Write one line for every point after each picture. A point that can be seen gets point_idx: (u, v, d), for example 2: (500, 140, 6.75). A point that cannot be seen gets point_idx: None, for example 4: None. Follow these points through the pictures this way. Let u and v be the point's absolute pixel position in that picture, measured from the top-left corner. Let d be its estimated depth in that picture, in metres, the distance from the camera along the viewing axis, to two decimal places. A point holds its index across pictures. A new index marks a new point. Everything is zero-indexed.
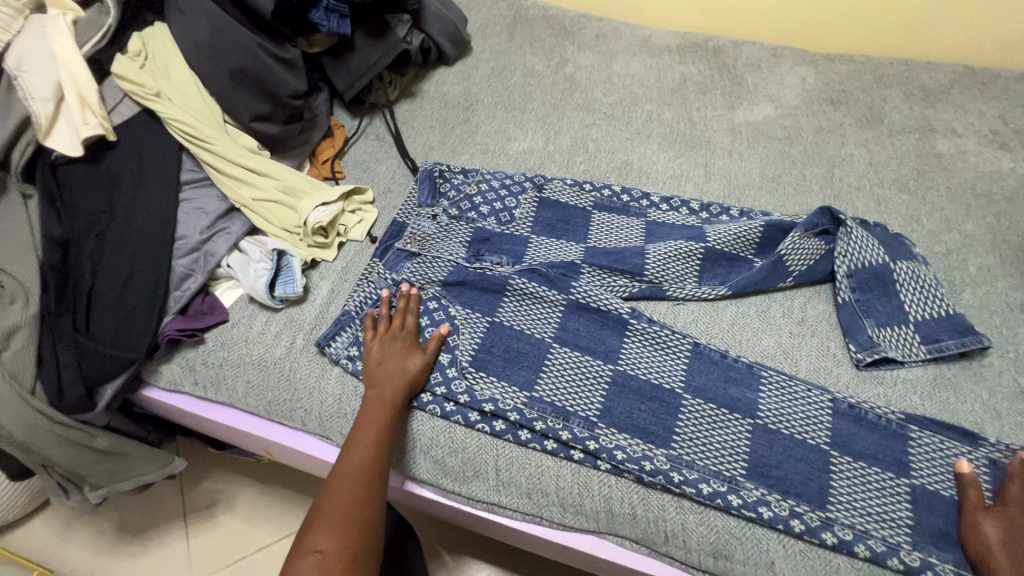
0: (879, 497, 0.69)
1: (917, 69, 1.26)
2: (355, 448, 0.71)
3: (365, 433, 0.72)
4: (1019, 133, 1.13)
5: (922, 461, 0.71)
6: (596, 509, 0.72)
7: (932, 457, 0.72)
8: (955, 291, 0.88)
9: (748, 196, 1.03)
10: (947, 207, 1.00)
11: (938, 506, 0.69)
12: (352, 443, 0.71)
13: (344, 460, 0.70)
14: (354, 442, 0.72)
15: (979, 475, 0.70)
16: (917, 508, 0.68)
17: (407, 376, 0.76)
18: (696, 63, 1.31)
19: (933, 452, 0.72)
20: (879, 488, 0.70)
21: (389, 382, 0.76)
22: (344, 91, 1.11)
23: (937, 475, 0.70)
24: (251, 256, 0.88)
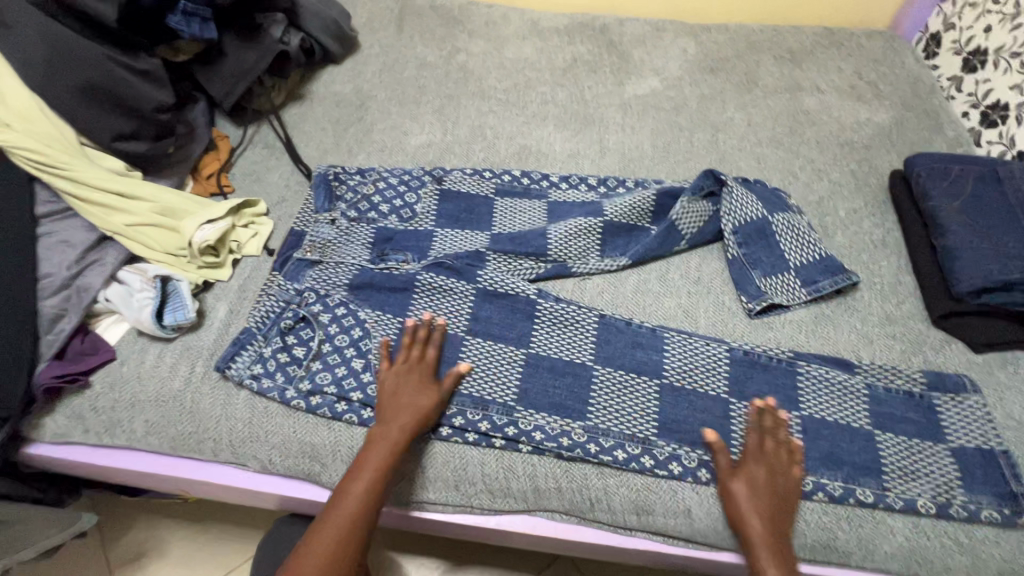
0: None
1: (783, 33, 1.35)
2: (341, 509, 0.66)
3: (359, 482, 0.68)
4: (873, 85, 1.24)
5: (809, 393, 0.78)
6: (523, 490, 0.74)
7: (818, 388, 0.79)
8: (828, 235, 0.97)
9: (642, 167, 1.08)
10: (817, 159, 1.09)
11: (825, 432, 0.76)
12: (341, 500, 0.67)
13: (323, 525, 0.65)
14: (343, 499, 0.67)
15: (857, 397, 0.78)
16: (807, 436, 0.75)
17: (415, 414, 0.72)
18: (585, 42, 1.34)
19: (819, 384, 0.79)
20: None
21: (394, 423, 0.72)
22: (223, 99, 1.05)
23: (822, 404, 0.78)
24: (133, 287, 0.81)
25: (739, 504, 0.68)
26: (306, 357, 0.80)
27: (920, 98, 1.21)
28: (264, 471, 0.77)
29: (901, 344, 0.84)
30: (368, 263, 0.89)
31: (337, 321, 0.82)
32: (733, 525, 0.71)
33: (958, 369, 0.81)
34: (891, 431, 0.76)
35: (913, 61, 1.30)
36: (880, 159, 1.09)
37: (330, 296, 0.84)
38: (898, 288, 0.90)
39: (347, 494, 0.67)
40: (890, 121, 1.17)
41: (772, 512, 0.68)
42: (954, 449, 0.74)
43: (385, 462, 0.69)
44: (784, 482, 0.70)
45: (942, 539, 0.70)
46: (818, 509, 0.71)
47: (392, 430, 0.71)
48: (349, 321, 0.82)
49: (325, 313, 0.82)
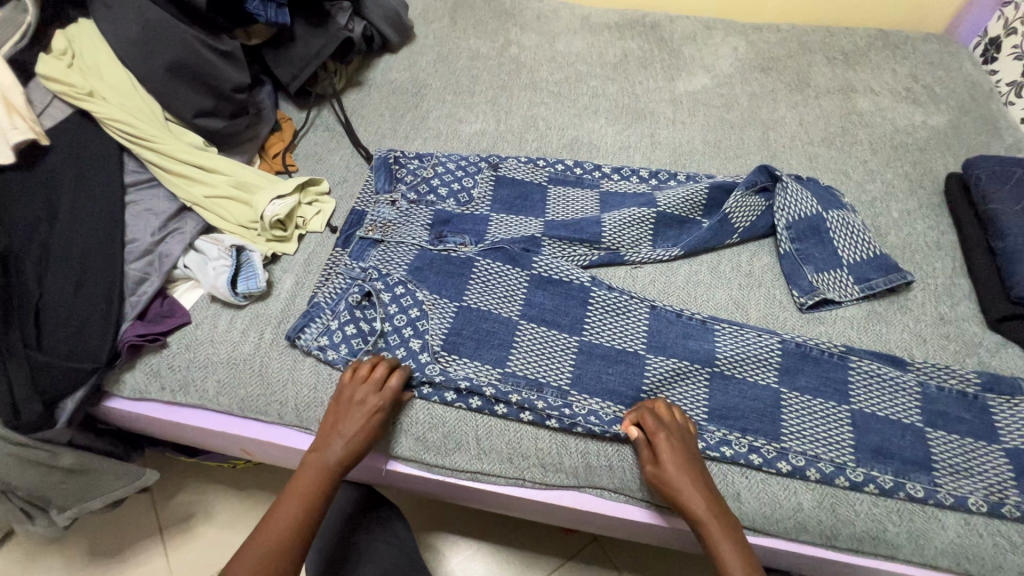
0: (826, 424, 0.76)
1: (836, 34, 1.35)
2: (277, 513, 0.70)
3: (287, 496, 0.71)
4: (928, 88, 1.23)
5: (861, 387, 0.79)
6: (575, 465, 0.76)
7: (870, 383, 0.79)
8: (882, 235, 0.97)
9: (693, 162, 1.09)
10: (871, 160, 1.09)
11: (875, 426, 0.76)
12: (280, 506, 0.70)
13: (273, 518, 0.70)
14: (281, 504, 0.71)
15: (909, 394, 0.78)
16: (858, 430, 0.76)
17: (346, 447, 0.72)
18: (636, 38, 1.35)
19: (870, 379, 0.80)
20: (826, 416, 0.77)
21: (337, 449, 0.72)
22: (289, 83, 1.09)
23: (872, 399, 0.78)
24: (209, 255, 0.86)
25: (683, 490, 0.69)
26: (369, 332, 0.83)
27: (978, 103, 1.20)
28: None
29: (955, 345, 0.84)
30: (427, 245, 0.92)
31: (397, 300, 0.85)
32: (781, 511, 0.72)
33: (1014, 372, 0.81)
34: (943, 429, 0.76)
35: (971, 66, 1.28)
36: (935, 162, 1.08)
37: (392, 276, 0.87)
38: (953, 290, 0.90)
39: (282, 502, 0.71)
40: (947, 125, 1.16)
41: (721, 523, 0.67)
42: (1007, 450, 0.74)
43: (314, 487, 0.72)
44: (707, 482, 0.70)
45: (994, 537, 0.70)
46: (868, 501, 0.72)
47: (327, 460, 0.72)
48: (409, 301, 0.85)
49: (386, 292, 0.85)
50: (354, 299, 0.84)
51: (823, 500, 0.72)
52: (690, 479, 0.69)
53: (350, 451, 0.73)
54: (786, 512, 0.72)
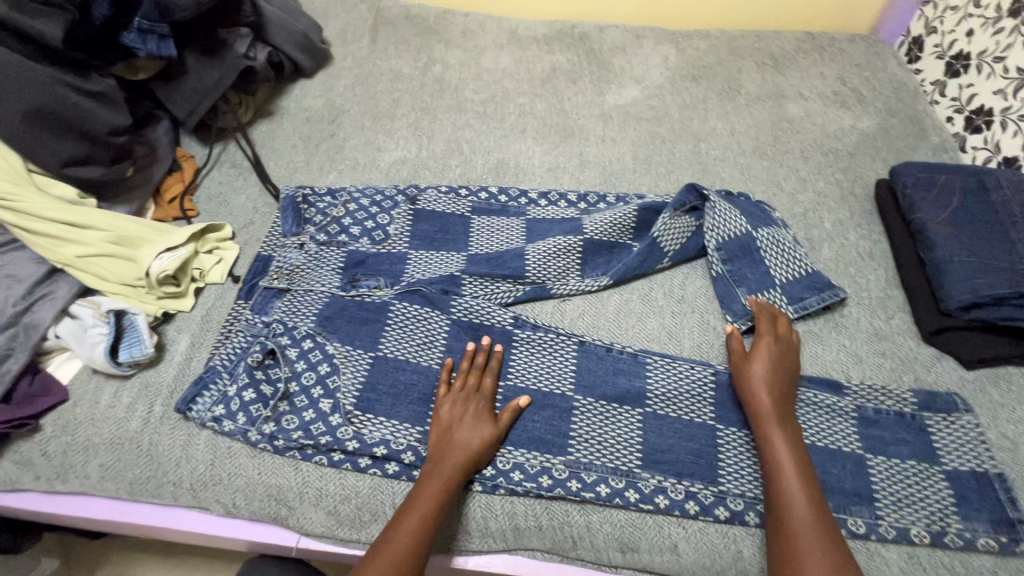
0: None
1: (764, 39, 1.33)
2: (403, 523, 0.64)
3: (414, 507, 0.65)
4: (856, 91, 1.22)
5: (798, 416, 0.75)
6: (503, 528, 0.70)
7: (807, 411, 0.76)
8: (815, 248, 0.94)
9: (623, 180, 1.05)
10: (802, 168, 1.07)
11: (815, 457, 0.73)
12: (397, 523, 0.64)
13: (387, 544, 0.62)
14: (406, 515, 0.64)
15: (847, 420, 0.75)
16: None
17: (469, 450, 0.69)
18: (564, 51, 1.31)
19: (807, 407, 0.76)
20: None
21: (462, 451, 0.69)
22: (186, 118, 1.01)
23: (810, 429, 0.75)
24: (86, 322, 0.76)
25: (756, 372, 0.73)
26: (273, 396, 0.75)
27: (904, 104, 1.20)
28: (228, 514, 0.72)
29: (891, 362, 0.81)
30: (338, 290, 0.84)
31: (304, 356, 0.77)
32: (721, 561, 0.68)
33: (950, 387, 0.79)
34: (882, 454, 0.73)
35: (896, 66, 1.28)
36: (864, 168, 1.07)
37: (299, 330, 0.79)
38: (887, 303, 0.87)
39: (403, 514, 0.65)
40: (875, 128, 1.15)
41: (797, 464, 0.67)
42: (947, 473, 0.72)
43: (451, 487, 0.67)
44: (782, 381, 0.73)
45: (938, 569, 0.67)
46: None
47: (452, 463, 0.68)
48: (317, 354, 0.77)
49: (292, 348, 0.78)
50: (255, 361, 0.76)
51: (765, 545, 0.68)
52: (767, 380, 0.73)
53: (477, 449, 0.70)
54: (727, 561, 0.68)
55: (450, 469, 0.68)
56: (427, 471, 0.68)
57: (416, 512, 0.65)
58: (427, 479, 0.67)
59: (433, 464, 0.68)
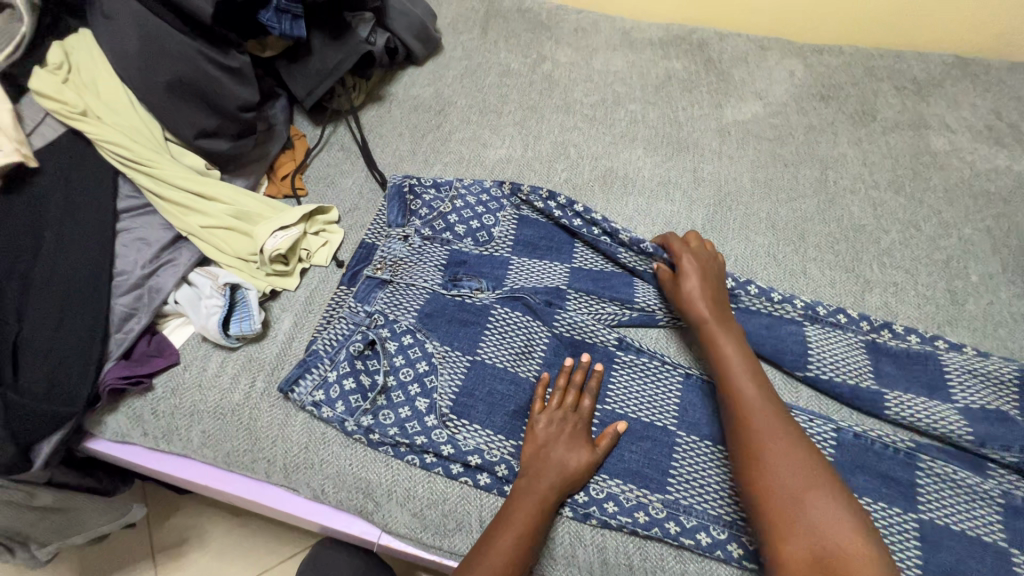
0: (885, 535, 0.65)
1: (907, 60, 1.21)
2: (498, 542, 0.62)
3: (506, 528, 0.63)
4: (1014, 127, 1.09)
5: (930, 492, 0.67)
6: (591, 561, 0.66)
7: (941, 487, 0.68)
8: (958, 303, 0.84)
9: (740, 202, 0.97)
10: (945, 210, 0.96)
11: (950, 542, 0.64)
12: (491, 543, 0.62)
13: (481, 563, 0.61)
14: (500, 536, 0.62)
15: (991, 505, 0.66)
16: (926, 547, 0.64)
17: (564, 474, 0.66)
18: (681, 58, 1.24)
19: (941, 482, 0.68)
20: (886, 526, 0.66)
21: (555, 472, 0.66)
22: (304, 98, 1.02)
23: (945, 508, 0.66)
24: (202, 291, 0.79)
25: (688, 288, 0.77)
26: (371, 388, 0.74)
27: None
28: (316, 499, 0.73)
29: None
30: (441, 286, 0.83)
31: (404, 351, 0.76)
32: None
33: None
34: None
35: None
36: (1022, 216, 0.95)
37: (402, 323, 0.79)
38: None
39: (496, 533, 0.63)
40: None
41: (755, 381, 0.68)
42: None
43: (544, 510, 0.64)
44: (713, 287, 0.78)
45: None
46: None
47: (546, 485, 0.65)
48: (418, 350, 0.76)
49: (394, 342, 0.77)
50: (358, 350, 0.76)
51: None
52: (699, 295, 0.76)
53: (572, 472, 0.66)
54: None
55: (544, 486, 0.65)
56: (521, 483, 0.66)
57: (510, 533, 0.62)
58: (519, 498, 0.65)
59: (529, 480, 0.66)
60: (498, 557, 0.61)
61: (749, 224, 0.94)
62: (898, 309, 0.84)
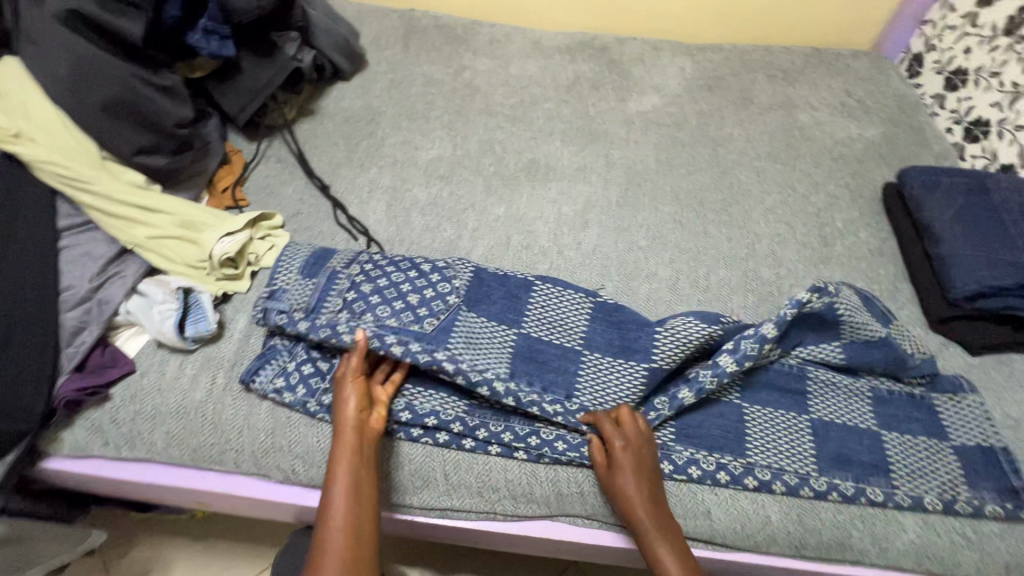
0: (786, 435, 0.77)
1: (774, 53, 1.42)
2: (337, 475, 0.67)
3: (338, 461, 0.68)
4: (862, 102, 1.30)
5: (817, 395, 0.81)
6: (547, 494, 0.75)
7: (825, 391, 0.81)
8: (828, 245, 1.01)
9: (647, 180, 1.11)
10: (813, 172, 1.14)
11: (834, 432, 0.78)
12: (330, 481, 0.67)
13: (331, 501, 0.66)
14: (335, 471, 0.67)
15: (863, 399, 0.81)
16: (817, 440, 0.77)
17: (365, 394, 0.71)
18: (587, 61, 1.39)
19: (828, 387, 0.82)
20: (786, 427, 0.78)
21: (357, 395, 0.71)
22: (237, 115, 1.07)
23: (829, 407, 0.80)
24: (154, 298, 0.81)
25: (629, 496, 0.70)
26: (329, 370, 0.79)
27: (906, 115, 1.27)
28: (287, 480, 0.77)
29: None
30: (391, 284, 0.80)
31: (351, 323, 0.77)
32: (749, 526, 0.73)
33: (956, 370, 0.85)
34: (892, 424, 0.79)
35: (899, 80, 1.36)
36: (872, 172, 1.14)
37: (353, 299, 0.80)
38: (896, 295, 0.94)
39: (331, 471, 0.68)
40: (880, 136, 1.22)
41: (662, 532, 0.69)
42: (955, 447, 0.77)
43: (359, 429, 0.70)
44: (654, 489, 0.71)
45: (950, 535, 0.72)
46: (833, 510, 0.74)
47: (352, 410, 0.70)
48: (367, 322, 0.78)
49: (343, 310, 0.78)
50: (306, 320, 0.78)
51: (790, 513, 0.73)
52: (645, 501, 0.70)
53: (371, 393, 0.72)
54: (754, 527, 0.73)
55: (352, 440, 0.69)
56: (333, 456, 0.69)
57: (343, 462, 0.68)
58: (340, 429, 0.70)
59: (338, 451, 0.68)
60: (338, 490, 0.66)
61: (656, 197, 1.08)
62: (783, 254, 0.99)
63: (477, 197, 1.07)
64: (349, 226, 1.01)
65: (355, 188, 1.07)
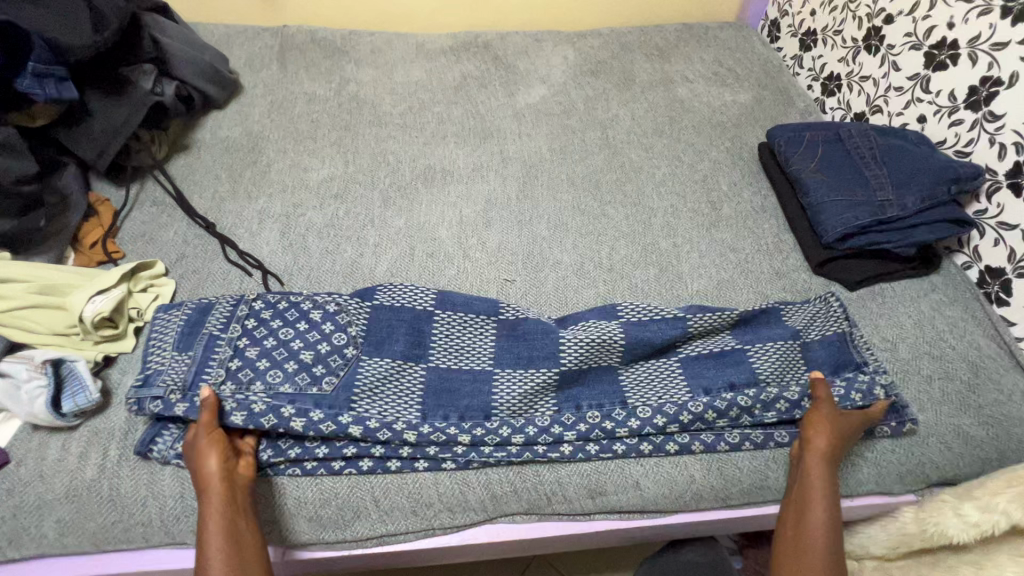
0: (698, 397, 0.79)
1: (649, 32, 1.48)
2: (208, 533, 0.63)
3: (207, 518, 0.63)
4: (732, 70, 1.38)
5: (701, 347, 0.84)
6: (481, 499, 0.75)
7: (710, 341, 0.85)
8: (717, 209, 1.07)
9: (543, 170, 1.13)
10: (696, 142, 1.20)
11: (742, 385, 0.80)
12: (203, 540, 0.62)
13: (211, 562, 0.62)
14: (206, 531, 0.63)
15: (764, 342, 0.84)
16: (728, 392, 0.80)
17: (220, 449, 0.66)
18: (471, 59, 1.38)
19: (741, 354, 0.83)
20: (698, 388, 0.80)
21: (211, 455, 0.66)
22: (96, 160, 0.98)
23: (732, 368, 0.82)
24: (19, 378, 0.73)
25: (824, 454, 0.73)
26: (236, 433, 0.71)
27: (773, 78, 1.37)
28: None
29: (790, 295, 0.95)
30: (279, 343, 0.77)
31: (238, 396, 0.72)
32: (677, 488, 0.76)
33: None
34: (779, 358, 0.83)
35: (762, 46, 1.46)
36: (748, 135, 1.22)
37: (239, 367, 0.74)
38: (781, 246, 1.02)
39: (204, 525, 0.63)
40: (752, 100, 1.31)
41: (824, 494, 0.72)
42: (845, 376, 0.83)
43: (221, 485, 0.65)
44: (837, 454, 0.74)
45: (850, 458, 0.80)
46: (749, 455, 0.78)
47: (210, 468, 0.65)
48: (257, 391, 0.73)
49: (229, 381, 0.73)
50: (186, 403, 0.71)
51: (711, 467, 0.77)
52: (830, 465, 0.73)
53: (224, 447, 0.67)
54: (682, 487, 0.76)
55: (220, 493, 0.64)
56: (203, 514, 0.64)
57: (212, 517, 0.63)
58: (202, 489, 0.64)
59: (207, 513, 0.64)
60: (214, 541, 0.62)
61: (554, 186, 1.10)
62: (677, 224, 1.04)
63: (375, 212, 1.04)
64: (241, 261, 0.95)
65: (243, 221, 1.01)
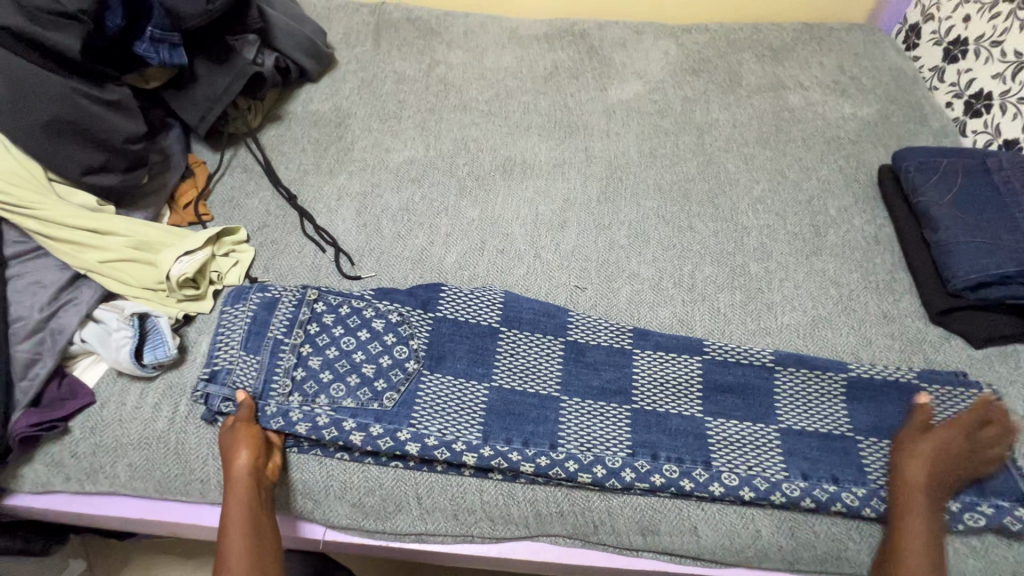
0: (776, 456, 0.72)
1: (764, 30, 1.35)
2: (230, 521, 0.66)
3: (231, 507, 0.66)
4: (856, 79, 1.23)
5: (788, 406, 0.76)
6: (525, 516, 0.71)
7: (798, 402, 0.76)
8: (821, 235, 0.96)
9: (629, 173, 1.06)
10: (805, 157, 1.08)
11: (820, 456, 0.72)
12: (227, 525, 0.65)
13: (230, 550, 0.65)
14: (228, 521, 0.66)
15: (839, 402, 0.76)
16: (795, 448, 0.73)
17: (249, 448, 0.68)
18: (566, 48, 1.32)
19: (830, 423, 0.75)
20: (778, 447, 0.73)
21: (241, 452, 0.67)
22: (198, 125, 1.02)
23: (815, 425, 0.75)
24: (110, 326, 0.78)
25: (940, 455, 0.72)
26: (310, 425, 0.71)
27: (904, 91, 1.20)
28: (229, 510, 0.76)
29: (901, 343, 0.83)
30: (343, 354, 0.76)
31: (304, 407, 0.73)
32: (739, 541, 0.69)
33: (959, 364, 0.81)
34: (878, 439, 0.74)
35: (895, 53, 1.29)
36: (867, 154, 1.08)
37: (303, 379, 0.74)
38: (893, 286, 0.89)
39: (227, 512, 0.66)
40: (876, 115, 1.16)
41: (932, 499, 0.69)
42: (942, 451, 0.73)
43: (246, 480, 0.67)
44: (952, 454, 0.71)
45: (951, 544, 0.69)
46: (829, 518, 0.70)
47: (239, 464, 0.67)
48: (322, 405, 0.73)
49: (295, 393, 0.73)
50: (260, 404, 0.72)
51: (782, 524, 0.70)
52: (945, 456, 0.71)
53: (254, 448, 0.68)
54: (744, 541, 0.69)
55: (242, 485, 0.66)
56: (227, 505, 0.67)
57: (236, 505, 0.66)
58: (229, 483, 0.67)
59: (230, 498, 0.66)
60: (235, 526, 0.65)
61: (639, 191, 1.03)
62: (772, 248, 0.94)
63: (451, 201, 1.02)
64: (317, 237, 0.96)
65: (324, 196, 1.02)
